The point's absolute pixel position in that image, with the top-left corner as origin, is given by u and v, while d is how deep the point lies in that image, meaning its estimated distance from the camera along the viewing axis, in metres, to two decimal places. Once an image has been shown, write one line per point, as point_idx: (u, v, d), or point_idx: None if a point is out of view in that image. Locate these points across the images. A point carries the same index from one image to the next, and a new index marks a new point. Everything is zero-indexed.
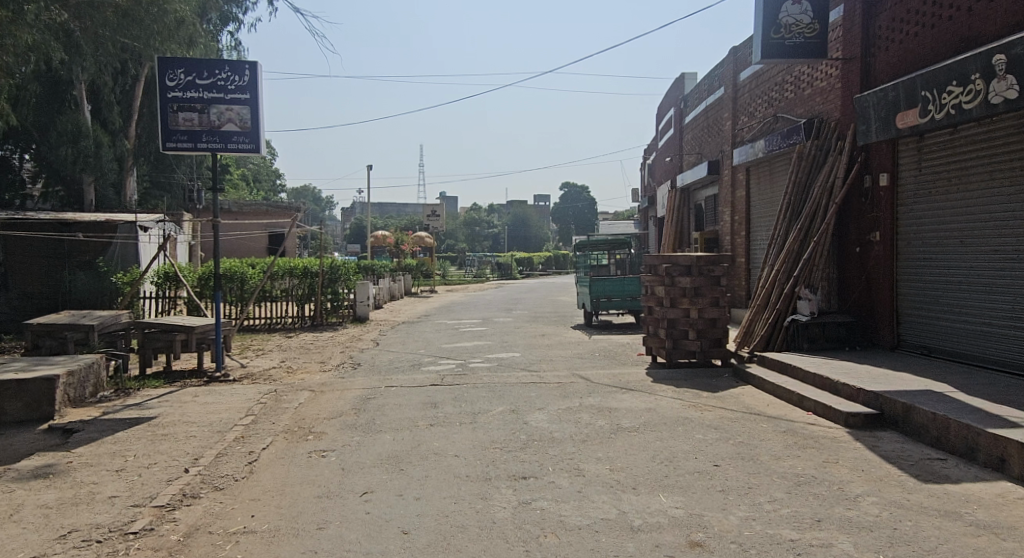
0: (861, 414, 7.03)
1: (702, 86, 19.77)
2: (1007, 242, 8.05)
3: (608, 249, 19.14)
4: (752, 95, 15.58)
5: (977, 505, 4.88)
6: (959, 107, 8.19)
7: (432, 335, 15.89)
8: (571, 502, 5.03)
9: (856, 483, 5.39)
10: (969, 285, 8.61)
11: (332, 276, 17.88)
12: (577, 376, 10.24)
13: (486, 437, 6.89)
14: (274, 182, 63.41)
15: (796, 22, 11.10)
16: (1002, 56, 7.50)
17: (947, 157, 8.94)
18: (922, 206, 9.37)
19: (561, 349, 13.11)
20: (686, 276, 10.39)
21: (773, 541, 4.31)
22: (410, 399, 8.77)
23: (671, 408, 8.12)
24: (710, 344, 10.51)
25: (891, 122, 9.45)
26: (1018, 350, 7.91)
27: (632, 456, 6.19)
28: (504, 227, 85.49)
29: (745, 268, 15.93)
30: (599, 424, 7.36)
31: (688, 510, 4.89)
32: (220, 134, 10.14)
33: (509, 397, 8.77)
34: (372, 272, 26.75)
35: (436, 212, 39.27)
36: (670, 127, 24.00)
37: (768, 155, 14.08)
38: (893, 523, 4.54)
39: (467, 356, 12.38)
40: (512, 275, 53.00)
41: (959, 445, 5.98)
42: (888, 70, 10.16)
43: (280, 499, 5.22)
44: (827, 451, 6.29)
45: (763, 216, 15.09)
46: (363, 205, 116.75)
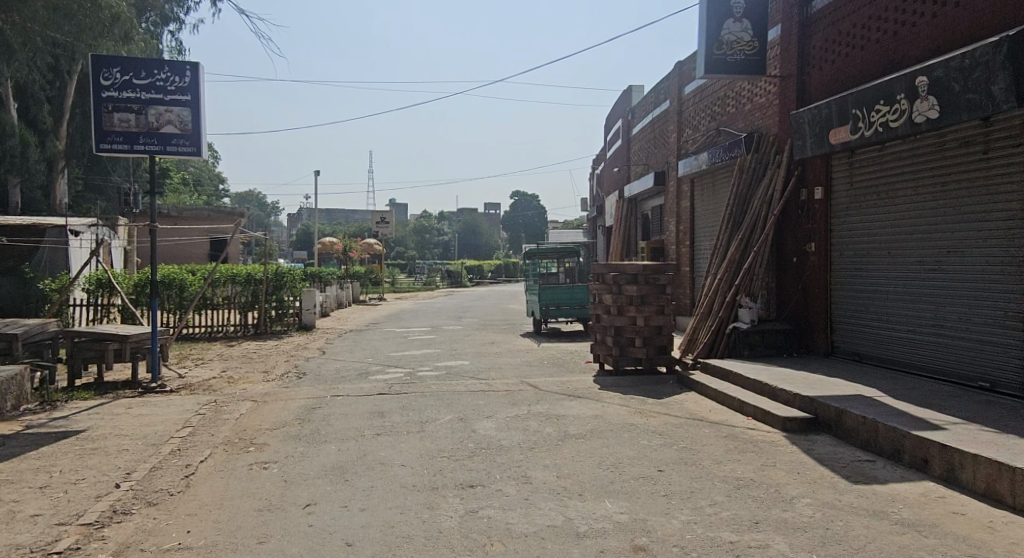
0: (797, 418, 7.28)
1: (648, 99, 20.21)
2: (929, 253, 8.43)
3: (557, 258, 19.25)
4: (696, 109, 16.01)
5: (902, 504, 5.12)
6: (886, 125, 8.61)
7: (380, 343, 15.77)
8: (518, 510, 5.07)
9: (791, 485, 5.59)
10: (895, 294, 9.01)
11: (276, 283, 17.59)
12: (526, 384, 10.31)
13: (433, 445, 6.87)
14: (214, 184, 61.69)
15: (737, 39, 11.44)
16: (924, 79, 7.90)
17: (876, 172, 9.34)
18: (853, 219, 9.79)
19: (510, 357, 13.17)
20: (633, 284, 10.61)
21: (713, 544, 4.44)
22: (356, 409, 8.66)
23: (617, 415, 8.24)
24: (655, 351, 10.74)
25: (825, 138, 9.88)
26: (940, 357, 8.29)
27: (579, 463, 6.26)
28: (454, 235, 85.48)
29: (690, 277, 16.35)
30: (547, 432, 7.43)
31: (631, 515, 4.99)
32: (158, 137, 9.86)
33: (458, 406, 8.74)
34: (320, 280, 26.29)
35: (385, 219, 38.75)
36: (617, 138, 24.46)
37: (711, 167, 14.49)
38: (825, 524, 4.73)
39: (415, 364, 12.31)
40: (462, 284, 52.80)
41: (887, 448, 6.25)
42: (822, 88, 10.59)
43: (218, 513, 5.11)
44: (765, 454, 6.50)
45: (707, 225, 15.48)
46: (308, 213, 114.74)
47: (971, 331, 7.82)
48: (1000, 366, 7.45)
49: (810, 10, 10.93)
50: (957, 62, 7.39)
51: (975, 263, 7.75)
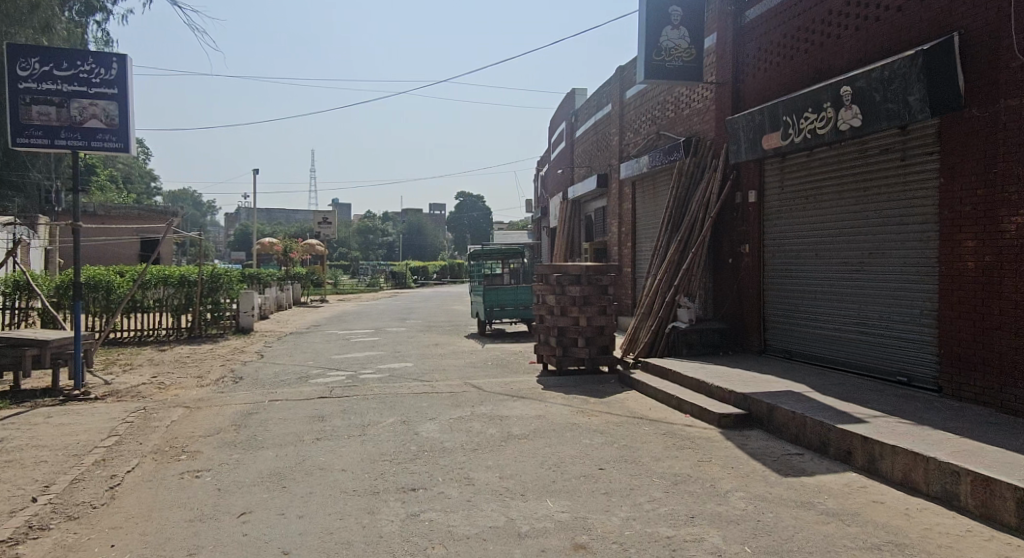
0: (731, 415, 7.52)
1: (591, 103, 20.51)
2: (853, 254, 8.81)
3: (502, 259, 19.30)
4: (636, 113, 16.32)
5: (828, 494, 5.35)
6: (814, 132, 8.96)
7: (321, 346, 15.50)
8: (459, 512, 5.07)
9: (725, 479, 5.76)
10: (822, 294, 9.38)
11: (211, 285, 17.10)
12: (469, 385, 10.31)
13: (375, 449, 6.81)
14: (145, 182, 59.40)
15: (674, 46, 11.74)
16: (848, 88, 8.27)
17: (805, 177, 9.71)
18: (784, 221, 10.16)
19: (454, 358, 13.14)
20: (575, 285, 10.75)
21: (651, 539, 4.55)
22: (294, 413, 8.50)
23: (560, 414, 8.33)
24: (597, 351, 10.90)
25: (758, 143, 10.22)
26: (863, 353, 8.67)
27: (521, 463, 6.31)
28: (398, 236, 84.65)
29: (631, 277, 16.65)
30: (490, 433, 7.45)
31: (573, 513, 5.06)
32: (82, 131, 9.47)
33: (400, 409, 8.67)
34: (258, 281, 25.65)
35: (326, 220, 38.06)
36: (561, 140, 24.70)
37: (652, 170, 14.78)
38: (757, 516, 4.91)
39: (357, 367, 12.15)
40: (407, 285, 52.35)
41: (814, 441, 6.51)
42: (756, 95, 10.95)
43: (145, 525, 4.94)
44: (701, 450, 6.68)
45: (648, 227, 15.79)
46: (247, 213, 111.76)
47: (891, 329, 8.20)
48: (917, 362, 7.82)
49: (744, 20, 11.27)
50: (878, 74, 7.77)
51: (894, 264, 8.14)
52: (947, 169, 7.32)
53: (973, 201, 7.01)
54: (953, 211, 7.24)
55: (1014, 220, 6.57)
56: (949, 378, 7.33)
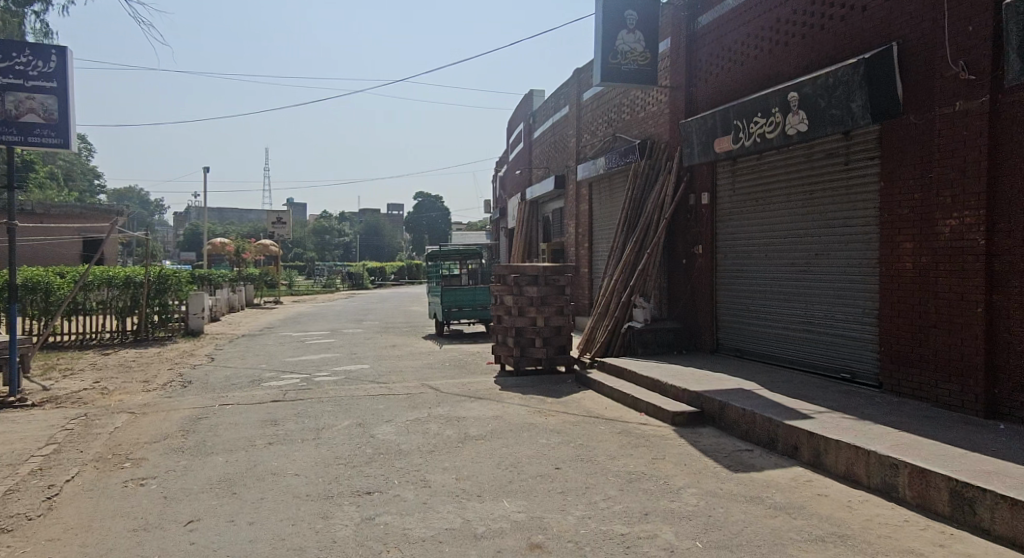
0: (684, 412, 7.64)
1: (548, 104, 20.62)
2: (800, 255, 9.05)
3: (460, 259, 19.26)
4: (593, 115, 16.48)
5: (776, 488, 5.49)
6: (763, 136, 9.17)
7: (275, 348, 15.21)
8: (415, 515, 5.04)
9: (678, 476, 5.85)
10: (771, 294, 9.61)
11: (159, 286, 16.63)
12: (426, 387, 10.25)
13: (329, 453, 6.71)
14: (88, 181, 57.37)
15: (630, 50, 11.84)
16: (795, 94, 8.50)
17: (755, 179, 9.94)
18: (736, 223, 10.38)
19: (411, 359, 13.06)
20: (533, 285, 10.78)
21: (606, 537, 4.59)
22: (246, 417, 8.32)
23: (517, 415, 8.35)
24: (555, 351, 10.96)
25: (710, 147, 10.41)
26: (810, 352, 8.91)
27: (478, 464, 6.31)
28: (355, 237, 83.69)
29: (588, 278, 16.79)
30: (447, 434, 7.42)
31: (529, 513, 5.07)
32: (17, 126, 9.08)
33: (355, 411, 8.57)
34: (209, 283, 25.05)
35: (281, 220, 37.38)
36: (519, 141, 24.76)
37: (608, 171, 14.93)
38: (708, 511, 5.00)
39: (312, 370, 11.96)
40: (364, 286, 51.82)
41: (763, 437, 6.67)
42: (708, 100, 11.16)
43: (85, 536, 4.78)
44: (655, 448, 6.78)
45: (604, 228, 15.95)
46: (197, 212, 109.05)
47: (835, 327, 8.46)
48: (859, 359, 8.07)
49: (696, 25, 11.48)
50: (823, 80, 8.00)
51: (838, 264, 8.39)
52: (887, 174, 7.57)
53: (911, 204, 7.26)
54: (892, 214, 7.49)
55: (948, 222, 6.84)
56: (889, 374, 7.58)
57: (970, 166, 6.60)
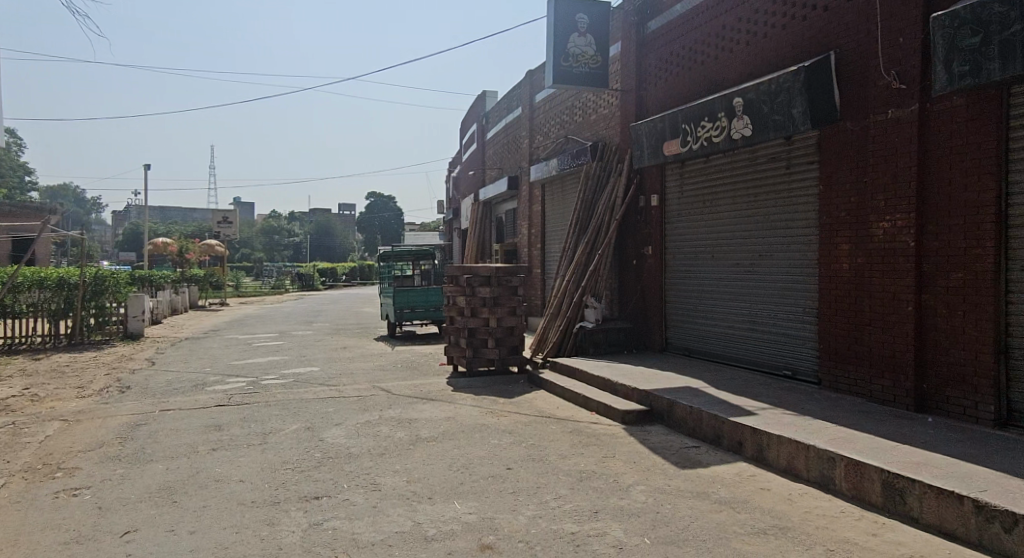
0: (634, 411, 7.74)
1: (501, 105, 20.65)
2: (745, 256, 9.27)
3: (413, 260, 19.14)
4: (546, 117, 16.57)
5: (722, 484, 5.61)
6: (710, 140, 9.37)
7: (219, 351, 14.80)
8: (364, 519, 4.98)
9: (628, 474, 5.93)
10: (718, 294, 9.82)
11: (95, 288, 16.03)
12: (377, 389, 10.14)
13: (276, 458, 6.58)
14: (19, 178, 54.82)
15: (582, 53, 11.95)
16: (740, 100, 8.71)
17: (702, 182, 10.15)
18: (684, 225, 10.57)
19: (362, 361, 12.90)
20: (485, 287, 10.78)
21: (557, 536, 4.62)
22: (188, 423, 8.08)
23: (469, 416, 8.33)
24: (507, 351, 10.98)
25: (659, 150, 10.59)
26: (754, 351, 9.14)
27: (429, 466, 6.27)
28: (305, 237, 82.27)
29: (541, 278, 16.86)
30: (398, 437, 7.35)
31: (480, 514, 5.07)
32: None
33: (304, 415, 8.41)
34: (149, 284, 24.24)
35: (226, 219, 36.44)
36: (472, 142, 24.73)
37: (560, 173, 15.03)
38: (656, 508, 5.08)
39: (259, 373, 11.68)
40: (314, 287, 51.00)
41: (710, 434, 6.81)
42: (657, 103, 11.34)
43: (12, 551, 4.56)
44: (606, 446, 6.86)
45: (557, 229, 16.05)
46: (139, 212, 105.51)
47: (778, 326, 8.69)
48: (800, 357, 8.32)
49: (645, 30, 11.66)
50: (766, 86, 8.21)
51: (780, 265, 8.63)
52: (826, 178, 7.83)
53: (848, 208, 7.52)
54: (831, 217, 7.74)
55: (882, 225, 7.10)
56: (827, 370, 7.83)
57: (901, 171, 6.87)
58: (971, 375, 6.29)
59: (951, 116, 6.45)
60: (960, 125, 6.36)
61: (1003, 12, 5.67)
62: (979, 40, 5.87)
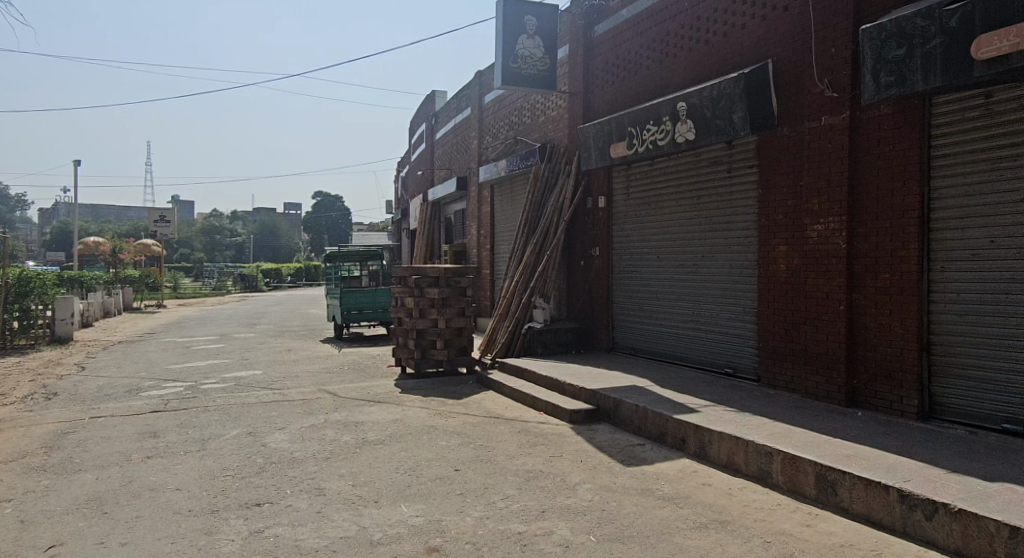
0: (581, 410, 7.83)
1: (450, 106, 20.59)
2: (688, 257, 9.48)
3: (360, 261, 18.93)
4: (495, 118, 16.60)
5: (665, 480, 5.73)
6: (655, 143, 9.55)
7: (155, 355, 14.32)
8: (307, 525, 4.90)
9: (574, 473, 6.00)
10: (663, 294, 10.02)
11: (19, 290, 15.30)
12: (323, 392, 9.97)
13: (215, 464, 6.40)
14: None
15: (530, 55, 12.00)
16: (684, 104, 8.91)
17: (647, 184, 10.33)
18: (630, 226, 10.74)
19: (307, 364, 12.67)
20: (434, 287, 10.73)
21: (504, 536, 4.64)
22: (122, 431, 7.79)
23: (417, 418, 8.28)
24: (456, 352, 10.96)
25: (606, 152, 10.73)
26: (697, 349, 9.35)
27: (375, 469, 6.20)
28: (249, 237, 80.34)
29: (490, 279, 16.88)
30: (344, 440, 7.26)
31: (427, 517, 5.04)
32: None
33: (245, 420, 8.21)
34: (79, 286, 23.27)
35: (163, 218, 35.25)
36: (421, 142, 24.60)
37: (509, 175, 15.08)
38: (602, 506, 5.15)
39: (197, 377, 11.34)
40: (257, 288, 49.84)
41: (654, 431, 6.94)
42: (605, 106, 11.50)
43: None
44: (553, 446, 6.91)
45: (506, 230, 16.10)
46: (70, 210, 101.12)
47: (719, 325, 8.92)
48: (741, 355, 8.56)
49: (592, 34, 11.81)
50: (708, 92, 8.42)
51: (722, 266, 8.86)
52: (765, 181, 8.07)
53: (785, 210, 7.78)
54: (769, 219, 7.99)
55: (816, 227, 7.37)
56: (765, 368, 8.07)
57: (833, 176, 7.15)
58: (897, 370, 6.59)
59: (879, 123, 6.74)
60: (887, 132, 6.66)
61: (925, 26, 5.97)
62: (904, 52, 6.15)
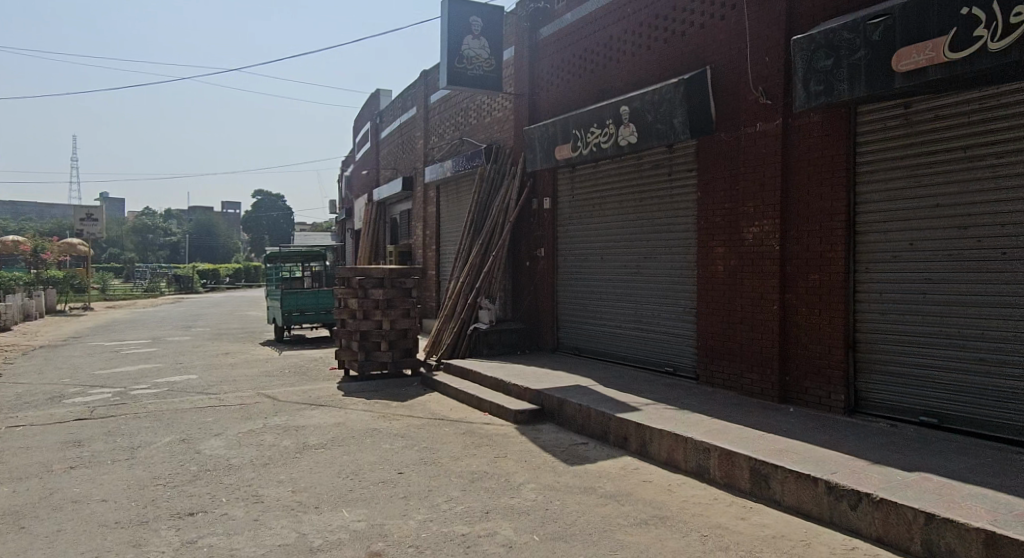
0: (525, 410, 7.86)
1: (395, 105, 20.39)
2: (631, 258, 9.63)
3: (302, 262, 18.46)
4: (440, 118, 16.52)
5: (608, 478, 5.80)
6: (599, 146, 9.66)
7: (81, 360, 13.70)
8: (244, 533, 4.77)
9: (518, 473, 6.02)
10: (606, 295, 10.15)
11: None
12: (261, 396, 9.73)
13: (145, 473, 6.17)
14: None
15: (475, 55, 11.98)
16: (626, 108, 9.04)
17: (592, 187, 10.44)
18: (575, 228, 10.85)
19: (245, 368, 12.34)
20: (378, 289, 10.59)
21: (448, 538, 4.62)
22: (43, 440, 7.42)
23: (359, 421, 8.16)
24: (401, 354, 10.85)
25: (551, 154, 10.80)
26: (639, 349, 9.51)
27: (316, 474, 6.09)
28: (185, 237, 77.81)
29: (435, 280, 16.79)
30: (283, 445, 7.09)
31: (369, 521, 4.98)
32: None
33: (178, 426, 7.94)
34: None
35: (90, 217, 33.77)
36: (365, 141, 24.29)
37: (455, 175, 15.03)
38: (545, 505, 5.18)
39: (126, 383, 10.90)
40: (192, 290, 48.30)
41: (597, 430, 7.02)
42: (550, 108, 11.58)
43: None
44: (497, 447, 6.92)
45: (452, 231, 16.05)
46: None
47: (660, 325, 9.09)
48: (681, 354, 8.75)
49: (537, 37, 11.87)
50: (650, 96, 8.57)
51: (663, 267, 9.03)
52: (704, 185, 8.26)
53: (723, 213, 7.98)
54: (708, 222, 8.19)
55: (752, 229, 7.58)
56: (704, 366, 8.26)
57: (767, 179, 7.39)
58: (826, 367, 6.85)
59: (809, 130, 7.00)
60: (816, 139, 6.92)
61: (851, 38, 6.22)
62: (832, 62, 6.39)
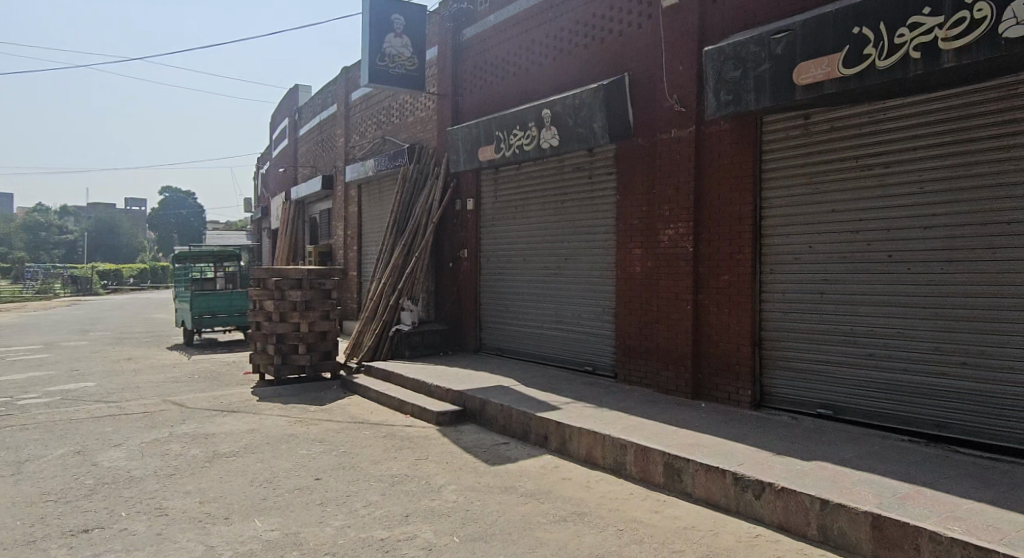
0: (447, 411, 7.80)
1: (315, 102, 19.88)
2: (552, 259, 9.73)
3: (215, 262, 17.82)
4: (362, 116, 16.22)
5: (528, 477, 5.83)
6: (521, 148, 9.72)
7: None
8: (146, 548, 4.52)
9: (439, 475, 5.96)
10: (528, 296, 10.22)
11: None
12: (168, 403, 9.26)
13: (35, 489, 5.74)
14: None
15: (397, 54, 11.83)
16: (548, 111, 9.12)
17: (515, 189, 10.49)
18: (497, 229, 10.87)
19: (151, 374, 11.72)
20: (296, 290, 10.28)
21: (366, 544, 4.52)
22: None
23: (274, 427, 7.88)
24: (320, 357, 10.56)
25: (474, 155, 10.79)
26: (560, 349, 9.61)
27: (227, 483, 5.84)
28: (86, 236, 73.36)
29: (357, 281, 16.46)
30: (191, 454, 6.77)
31: (283, 530, 4.81)
32: None
33: (74, 438, 7.45)
34: None
35: None
36: (284, 138, 23.57)
37: (376, 174, 14.79)
38: (465, 506, 5.15)
39: (15, 392, 10.14)
40: (94, 292, 45.52)
41: (518, 430, 7.04)
42: (473, 109, 11.56)
43: None
44: (418, 449, 6.83)
45: (373, 231, 15.78)
46: None
47: (581, 325, 9.22)
48: (600, 353, 8.90)
49: (460, 38, 11.83)
50: (572, 100, 8.69)
51: (583, 268, 9.17)
52: (623, 188, 8.44)
53: (641, 216, 8.17)
54: (627, 224, 8.36)
55: (668, 232, 7.80)
56: (622, 365, 8.43)
57: (682, 184, 7.61)
58: (735, 364, 7.12)
59: (720, 137, 7.26)
60: (727, 146, 7.19)
61: (756, 52, 6.49)
62: (739, 73, 6.64)
